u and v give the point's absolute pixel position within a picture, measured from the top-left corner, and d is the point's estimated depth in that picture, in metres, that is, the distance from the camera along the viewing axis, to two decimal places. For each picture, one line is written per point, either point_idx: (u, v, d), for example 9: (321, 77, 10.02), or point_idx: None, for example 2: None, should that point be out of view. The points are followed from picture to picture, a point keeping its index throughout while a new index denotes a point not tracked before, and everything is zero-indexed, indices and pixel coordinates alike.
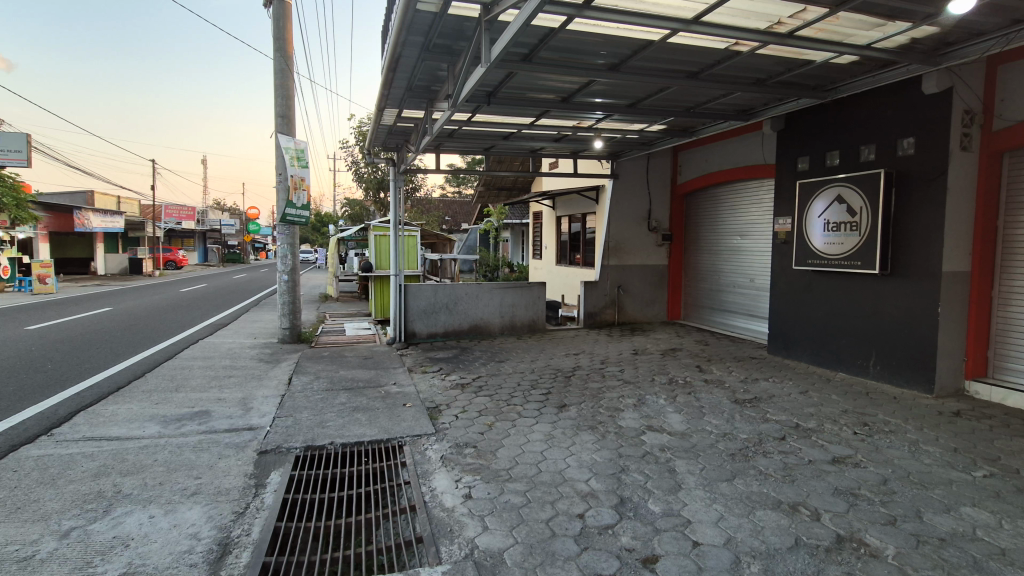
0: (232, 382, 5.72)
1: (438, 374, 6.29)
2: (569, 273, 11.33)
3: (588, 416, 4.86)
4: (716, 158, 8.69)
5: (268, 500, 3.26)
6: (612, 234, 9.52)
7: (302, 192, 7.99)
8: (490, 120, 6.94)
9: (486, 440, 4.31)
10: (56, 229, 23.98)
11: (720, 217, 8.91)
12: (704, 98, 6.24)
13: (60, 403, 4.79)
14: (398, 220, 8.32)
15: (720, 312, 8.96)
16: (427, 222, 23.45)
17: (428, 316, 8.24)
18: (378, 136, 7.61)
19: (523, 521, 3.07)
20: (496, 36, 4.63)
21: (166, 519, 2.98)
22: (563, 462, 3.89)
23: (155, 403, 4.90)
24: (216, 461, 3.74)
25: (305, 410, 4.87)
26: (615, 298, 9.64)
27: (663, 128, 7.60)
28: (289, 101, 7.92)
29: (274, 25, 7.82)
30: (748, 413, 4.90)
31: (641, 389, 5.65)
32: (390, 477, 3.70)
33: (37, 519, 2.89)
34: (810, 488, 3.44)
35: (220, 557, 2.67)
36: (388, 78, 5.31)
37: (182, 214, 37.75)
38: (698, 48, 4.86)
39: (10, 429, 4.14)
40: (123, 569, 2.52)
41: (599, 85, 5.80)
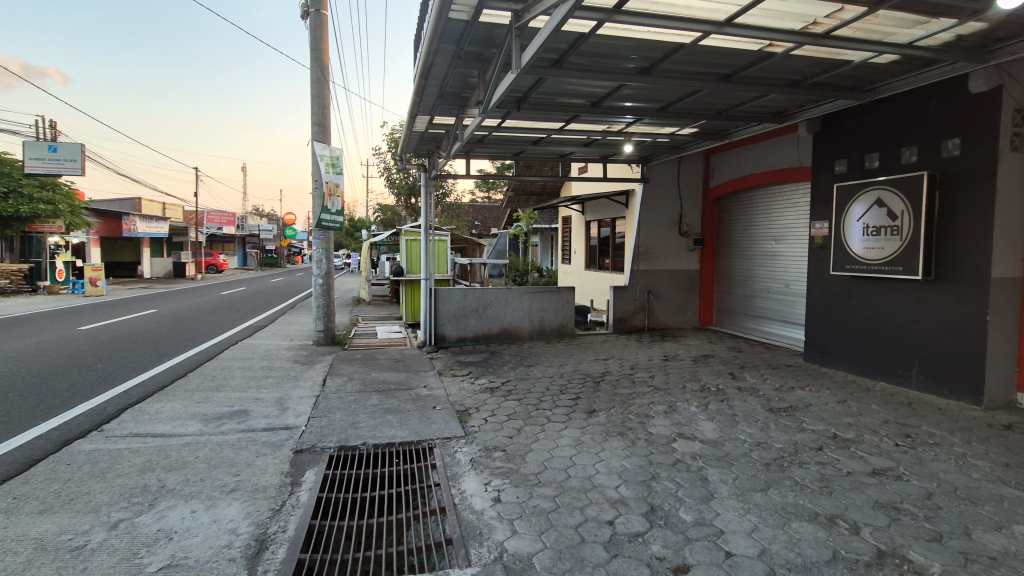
0: (269, 382, 5.90)
1: (467, 377, 6.34)
2: (598, 278, 11.26)
3: (617, 422, 4.83)
4: (749, 162, 8.53)
5: (303, 498, 3.35)
6: (642, 238, 9.44)
7: (336, 199, 8.16)
8: (519, 126, 6.99)
9: (515, 443, 4.32)
10: (107, 234, 25.24)
11: (754, 221, 8.73)
12: (736, 100, 6.14)
13: (110, 401, 5.01)
14: (429, 225, 8.44)
15: (754, 319, 8.76)
16: (457, 227, 23.75)
17: (457, 320, 8.30)
18: (410, 143, 7.73)
19: (552, 526, 3.07)
20: (526, 44, 4.68)
21: (207, 514, 3.09)
22: (592, 468, 3.86)
23: (197, 402, 5.09)
24: (254, 459, 3.86)
25: (339, 411, 4.98)
26: (645, 303, 9.53)
27: (694, 132, 7.50)
28: (326, 110, 8.14)
29: (311, 36, 8.06)
30: (783, 422, 4.77)
31: (672, 396, 5.58)
32: (420, 479, 3.74)
33: (88, 511, 3.04)
34: (848, 501, 3.33)
35: (257, 552, 2.76)
36: (420, 85, 5.40)
37: (223, 220, 39.11)
38: (731, 50, 4.80)
39: (63, 424, 4.37)
40: (166, 561, 2.63)
41: (628, 90, 5.78)
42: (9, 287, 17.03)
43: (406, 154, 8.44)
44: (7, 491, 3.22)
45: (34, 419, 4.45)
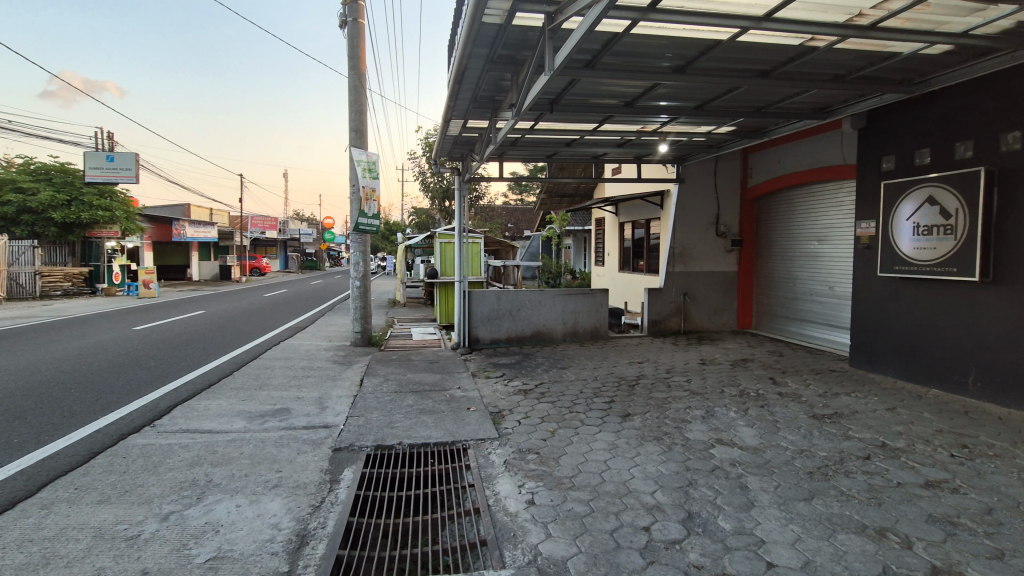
0: (308, 382, 6.06)
1: (500, 379, 6.36)
2: (632, 280, 11.13)
3: (653, 426, 4.75)
4: (789, 160, 8.27)
5: (342, 496, 3.43)
6: (678, 239, 9.27)
7: (373, 202, 8.34)
8: (552, 128, 6.98)
9: (549, 446, 4.31)
10: (158, 239, 26.48)
11: (795, 221, 8.46)
12: (776, 97, 5.96)
13: (162, 397, 5.26)
14: (462, 228, 8.52)
15: (795, 322, 8.48)
16: (491, 229, 23.92)
17: (491, 322, 8.34)
18: (445, 147, 7.82)
19: (587, 531, 3.04)
20: (559, 45, 4.67)
21: (251, 509, 3.20)
22: (627, 472, 3.82)
23: (242, 400, 5.29)
24: (295, 456, 3.98)
25: (375, 410, 5.08)
26: (681, 305, 9.36)
27: (732, 130, 7.33)
28: (362, 116, 8.33)
29: (348, 45, 8.26)
30: (827, 430, 4.60)
31: (709, 401, 5.45)
32: (454, 479, 3.78)
33: (141, 502, 3.20)
34: (899, 513, 3.18)
35: (298, 547, 2.84)
36: (454, 90, 5.46)
37: (266, 225, 40.52)
38: (770, 46, 4.67)
39: (119, 419, 4.60)
40: (213, 553, 2.73)
41: (664, 88, 5.69)
42: (71, 288, 18.17)
43: (440, 158, 8.55)
44: (70, 481, 3.41)
45: (93, 414, 4.71)
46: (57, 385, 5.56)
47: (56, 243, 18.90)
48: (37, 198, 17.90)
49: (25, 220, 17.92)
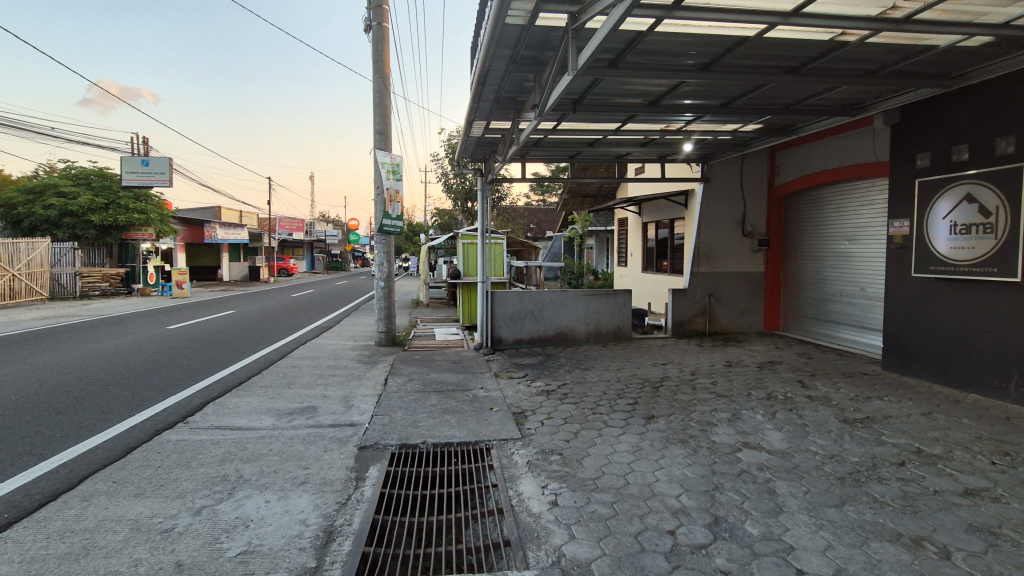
0: (335, 380, 6.17)
1: (523, 380, 6.36)
2: (656, 280, 11.01)
3: (677, 429, 4.69)
4: (818, 158, 8.08)
5: (367, 493, 3.48)
6: (702, 239, 9.13)
7: (396, 204, 8.45)
8: (575, 128, 6.95)
9: (572, 447, 4.30)
10: (191, 241, 27.28)
11: (824, 220, 8.26)
12: (805, 93, 5.83)
13: (194, 395, 5.41)
14: (485, 229, 8.55)
15: (825, 323, 8.28)
16: (513, 229, 23.98)
17: (514, 322, 8.35)
18: (467, 148, 7.86)
19: (611, 533, 3.02)
20: (582, 45, 4.65)
21: (280, 504, 3.27)
22: (652, 475, 3.78)
23: (271, 398, 5.41)
24: (322, 454, 4.05)
25: (400, 410, 5.13)
26: (706, 306, 9.22)
27: (759, 128, 7.19)
28: (387, 119, 8.43)
29: (373, 49, 8.38)
30: (859, 434, 4.48)
31: (736, 404, 5.35)
32: (477, 479, 3.80)
33: (175, 496, 3.30)
34: (937, 522, 3.07)
35: (325, 544, 2.88)
36: (477, 91, 5.48)
37: (293, 226, 41.37)
38: (799, 41, 4.57)
39: (154, 415, 4.75)
40: (244, 547, 2.80)
41: (688, 87, 5.62)
42: (108, 288, 18.85)
43: (463, 159, 8.61)
44: (108, 475, 3.54)
45: (129, 410, 4.87)
46: (96, 382, 5.77)
47: (95, 246, 19.60)
48: (78, 202, 18.56)
49: (66, 223, 18.54)
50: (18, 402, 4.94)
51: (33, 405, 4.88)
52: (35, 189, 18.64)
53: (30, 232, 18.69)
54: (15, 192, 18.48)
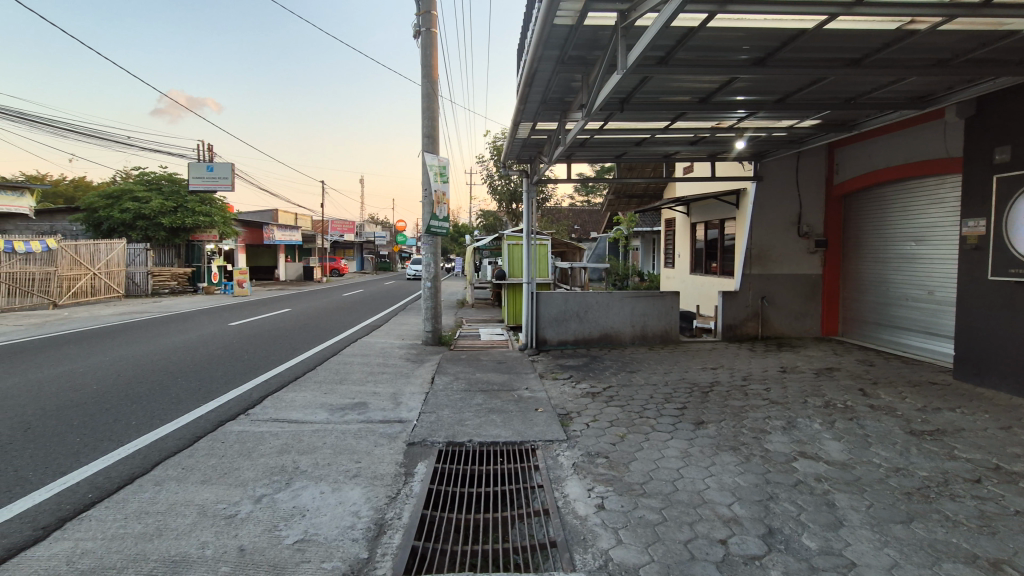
0: (384, 378, 6.34)
1: (567, 381, 6.32)
2: (705, 282, 10.71)
3: (728, 435, 4.55)
4: (881, 154, 7.66)
5: (416, 489, 3.56)
6: (755, 240, 8.82)
7: (444, 206, 8.60)
8: (621, 127, 6.87)
9: (618, 451, 4.25)
10: (251, 242, 28.71)
11: (888, 220, 7.82)
12: (869, 86, 5.54)
13: (254, 388, 5.67)
14: (530, 230, 8.56)
15: (888, 329, 7.83)
16: (558, 231, 23.98)
17: (558, 323, 8.32)
18: (513, 149, 7.89)
19: (659, 539, 2.97)
20: (632, 43, 4.59)
21: (334, 496, 3.39)
22: (701, 482, 3.68)
23: (325, 393, 5.62)
24: (373, 449, 4.17)
25: (446, 408, 5.21)
26: (759, 310, 8.90)
27: (817, 123, 6.89)
28: (435, 122, 8.59)
29: (421, 54, 8.55)
30: (928, 447, 4.21)
31: (791, 411, 5.13)
32: (523, 479, 3.82)
33: (238, 484, 3.48)
34: (1018, 545, 2.85)
35: (377, 536, 2.97)
36: (525, 93, 5.50)
37: (344, 228, 42.82)
38: (863, 32, 4.34)
39: (218, 407, 5.01)
40: (301, 535, 2.92)
41: (741, 83, 5.46)
42: (177, 287, 20.05)
43: (509, 161, 8.65)
44: (178, 461, 3.77)
45: (196, 401, 5.17)
46: (167, 374, 6.15)
47: (165, 246, 20.92)
48: (150, 206, 19.84)
49: (141, 226, 19.87)
50: (99, 391, 5.33)
51: (112, 394, 5.26)
52: (113, 194, 20.07)
53: (109, 233, 20.14)
54: (97, 197, 19.95)
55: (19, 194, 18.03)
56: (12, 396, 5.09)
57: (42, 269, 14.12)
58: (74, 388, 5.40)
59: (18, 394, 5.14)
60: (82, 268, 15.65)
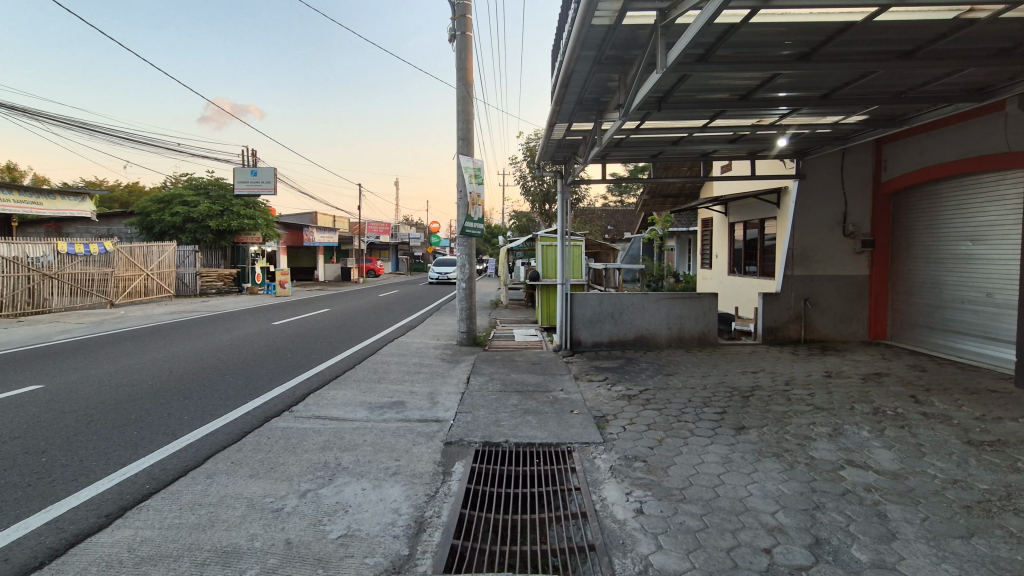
0: (421, 377, 6.42)
1: (603, 383, 6.27)
2: (744, 283, 10.45)
3: (771, 442, 4.42)
4: (935, 149, 7.31)
5: (454, 488, 3.60)
6: (797, 240, 8.55)
7: (478, 207, 8.67)
8: (658, 127, 6.78)
9: (656, 455, 4.18)
10: (292, 244, 29.62)
11: (942, 218, 7.46)
12: (922, 78, 5.30)
13: (298, 386, 5.85)
14: (564, 231, 8.52)
15: (942, 333, 7.46)
16: (591, 232, 23.85)
17: (593, 325, 8.27)
18: (548, 151, 7.89)
19: (701, 546, 2.91)
20: (671, 41, 4.52)
21: (375, 493, 3.46)
22: (744, 489, 3.59)
23: (364, 391, 5.74)
24: (411, 447, 4.23)
25: (482, 408, 5.25)
26: (801, 312, 8.62)
27: (864, 119, 6.63)
28: (469, 124, 8.66)
29: (456, 57, 8.63)
30: (988, 459, 3.99)
31: (837, 418, 4.95)
32: (560, 480, 3.82)
33: (284, 479, 3.59)
34: None
35: (417, 533, 3.02)
36: (561, 94, 5.49)
37: (380, 230, 43.65)
38: (916, 22, 4.16)
39: (264, 404, 5.18)
40: (344, 531, 3.00)
41: (784, 79, 5.31)
42: (223, 287, 20.82)
43: (543, 162, 8.64)
44: (228, 456, 3.92)
45: (243, 397, 5.37)
46: (216, 371, 6.41)
47: (212, 248, 21.79)
48: (198, 210, 20.69)
49: (189, 229, 20.74)
50: (155, 387, 5.60)
51: (167, 390, 5.52)
52: (164, 199, 21.04)
53: (160, 236, 21.10)
54: (150, 201, 20.97)
55: (79, 198, 19.00)
56: (77, 390, 5.40)
57: (102, 270, 14.94)
58: (131, 383, 5.69)
59: (82, 389, 5.45)
60: (136, 269, 16.43)
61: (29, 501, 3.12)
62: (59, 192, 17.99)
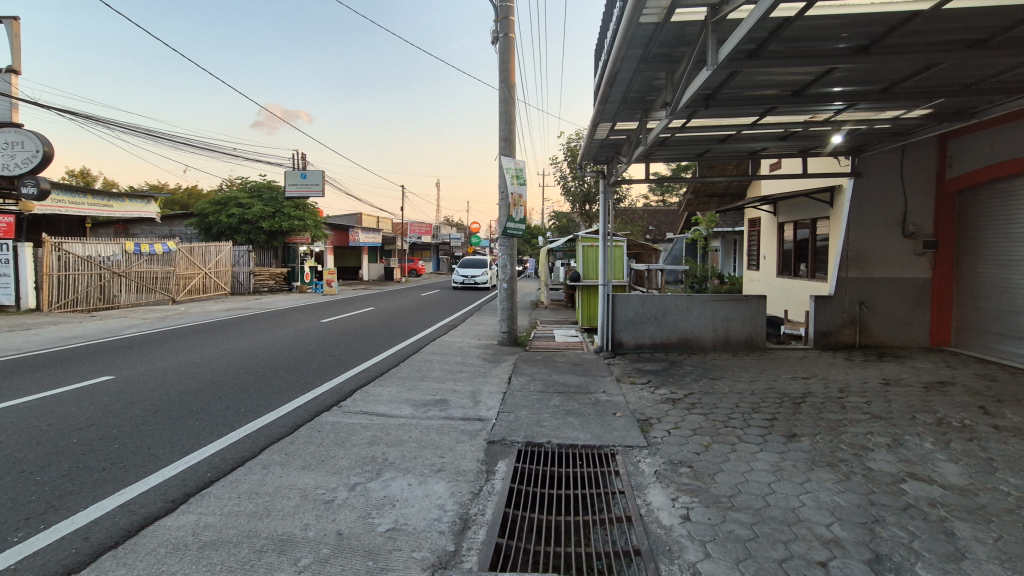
0: (463, 376, 6.49)
1: (646, 386, 6.16)
2: (794, 286, 10.08)
3: (825, 451, 4.24)
4: (1006, 144, 6.84)
5: (498, 487, 3.62)
6: (852, 241, 8.18)
7: (520, 208, 8.71)
8: (705, 125, 6.63)
9: (703, 461, 4.09)
10: (338, 244, 30.56)
11: (1013, 218, 6.97)
12: (994, 68, 4.97)
13: (346, 382, 6.01)
14: (607, 231, 8.45)
15: (1013, 340, 6.97)
16: (633, 232, 23.58)
17: (635, 326, 8.16)
18: (591, 151, 7.84)
19: (751, 556, 2.83)
20: (721, 36, 4.41)
21: (421, 488, 3.53)
22: (796, 499, 3.46)
23: (408, 389, 5.85)
24: (455, 445, 4.29)
25: (524, 408, 5.26)
26: (856, 316, 8.25)
27: (927, 113, 6.29)
28: (511, 125, 8.69)
29: (499, 59, 8.68)
30: None
31: (897, 428, 4.70)
32: (603, 484, 3.78)
33: (334, 472, 3.70)
34: None
35: (462, 530, 3.05)
36: (605, 95, 5.43)
37: (422, 230, 44.47)
38: (989, 9, 3.92)
39: (315, 398, 5.36)
40: (392, 524, 3.07)
41: (840, 73, 5.09)
42: (275, 286, 21.69)
43: (585, 162, 8.59)
44: (282, 447, 4.07)
45: (295, 392, 5.57)
46: (269, 366, 6.68)
47: (264, 249, 22.75)
48: (252, 211, 21.60)
49: (244, 230, 21.69)
50: (214, 380, 5.89)
51: (225, 383, 5.79)
52: (221, 201, 22.07)
53: (217, 236, 22.17)
54: (208, 204, 22.08)
55: (144, 200, 20.19)
56: (144, 381, 5.75)
57: (164, 269, 15.73)
58: (193, 376, 6.01)
59: (149, 380, 5.79)
60: (195, 268, 17.30)
61: (105, 484, 3.34)
62: (127, 195, 19.15)
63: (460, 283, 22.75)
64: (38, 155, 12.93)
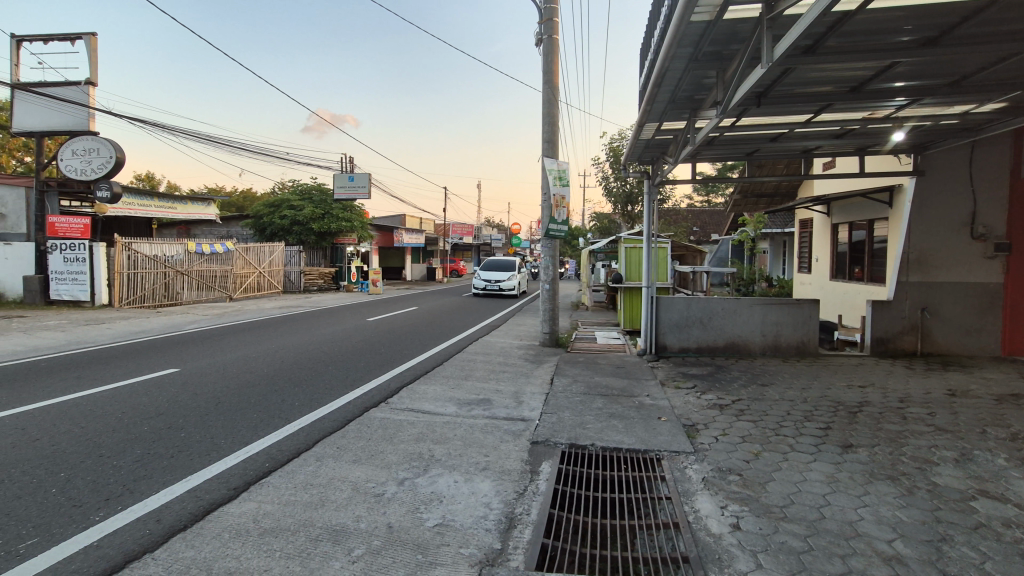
0: (505, 376, 6.54)
1: (692, 391, 6.03)
2: (849, 290, 9.65)
3: (884, 463, 4.05)
4: None
5: (542, 487, 3.63)
6: (913, 243, 7.77)
7: (562, 209, 8.69)
8: (756, 124, 6.44)
9: (753, 469, 3.97)
10: (383, 245, 31.34)
11: None
12: None
13: (392, 380, 6.14)
14: (650, 232, 8.33)
15: None
16: (676, 233, 23.19)
17: (680, 330, 8.01)
18: (636, 151, 7.75)
19: (806, 569, 2.74)
20: (777, 32, 4.28)
21: (466, 486, 3.58)
22: (854, 512, 3.32)
23: (452, 387, 5.94)
24: (499, 444, 4.33)
25: (567, 410, 5.25)
26: (918, 322, 7.82)
27: (1000, 107, 5.90)
28: (555, 127, 8.69)
29: (543, 61, 8.70)
30: None
31: (966, 442, 4.43)
32: (648, 489, 3.73)
33: (383, 466, 3.80)
34: None
35: (508, 529, 3.08)
36: (653, 94, 5.36)
37: (463, 231, 45.00)
38: None
39: (362, 395, 5.50)
40: (440, 520, 3.13)
41: (904, 67, 4.85)
42: (324, 285, 22.43)
43: (629, 163, 8.49)
44: (333, 441, 4.22)
45: (345, 388, 5.73)
46: (320, 362, 6.91)
47: (314, 249, 23.57)
48: (303, 213, 22.41)
49: (295, 230, 22.50)
50: (269, 374, 6.15)
51: (279, 378, 6.03)
52: (274, 204, 23.00)
53: (270, 237, 23.12)
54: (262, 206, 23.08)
55: (204, 203, 21.28)
56: (206, 374, 6.06)
57: (223, 268, 16.51)
58: (250, 371, 6.29)
59: (209, 373, 6.10)
60: (251, 267, 18.11)
61: (174, 471, 3.55)
62: (188, 198, 20.22)
63: (481, 288, 19.48)
64: (112, 161, 13.86)
